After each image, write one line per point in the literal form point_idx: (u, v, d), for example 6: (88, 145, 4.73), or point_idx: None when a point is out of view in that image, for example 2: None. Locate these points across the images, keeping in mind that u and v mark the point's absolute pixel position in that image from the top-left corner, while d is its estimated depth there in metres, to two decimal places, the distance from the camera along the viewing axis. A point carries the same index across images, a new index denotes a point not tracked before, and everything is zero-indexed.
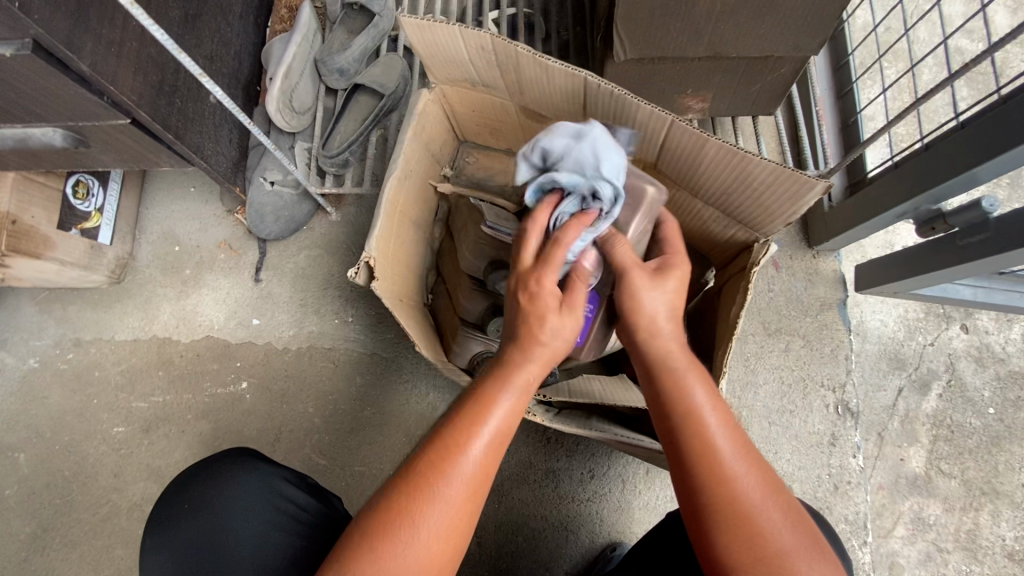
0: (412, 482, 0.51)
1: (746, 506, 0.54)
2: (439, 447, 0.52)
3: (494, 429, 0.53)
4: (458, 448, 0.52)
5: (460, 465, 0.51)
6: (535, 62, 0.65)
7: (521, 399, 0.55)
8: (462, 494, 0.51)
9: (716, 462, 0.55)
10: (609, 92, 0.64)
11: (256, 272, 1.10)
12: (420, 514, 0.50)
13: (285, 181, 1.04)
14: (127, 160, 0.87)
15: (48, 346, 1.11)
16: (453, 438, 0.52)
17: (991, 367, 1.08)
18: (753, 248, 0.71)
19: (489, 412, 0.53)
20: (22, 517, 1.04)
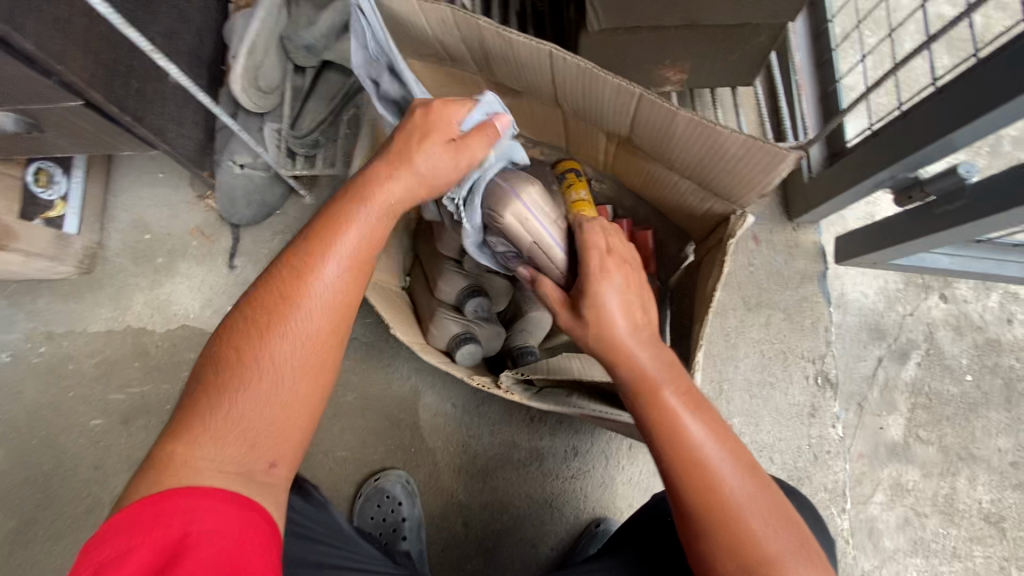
0: (244, 339, 0.49)
1: (732, 510, 0.53)
2: (269, 300, 0.50)
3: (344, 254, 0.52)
4: (296, 292, 0.50)
5: (292, 315, 0.50)
6: (498, 36, 0.62)
7: (365, 234, 0.54)
8: (300, 348, 0.50)
9: (703, 469, 0.54)
10: (575, 65, 0.61)
11: (230, 259, 1.08)
12: (254, 365, 0.49)
13: (254, 163, 1.00)
14: (87, 144, 0.84)
15: (19, 340, 1.08)
16: (298, 269, 0.51)
17: (969, 335, 1.10)
18: (730, 220, 0.70)
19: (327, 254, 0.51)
20: (3, 512, 1.03)
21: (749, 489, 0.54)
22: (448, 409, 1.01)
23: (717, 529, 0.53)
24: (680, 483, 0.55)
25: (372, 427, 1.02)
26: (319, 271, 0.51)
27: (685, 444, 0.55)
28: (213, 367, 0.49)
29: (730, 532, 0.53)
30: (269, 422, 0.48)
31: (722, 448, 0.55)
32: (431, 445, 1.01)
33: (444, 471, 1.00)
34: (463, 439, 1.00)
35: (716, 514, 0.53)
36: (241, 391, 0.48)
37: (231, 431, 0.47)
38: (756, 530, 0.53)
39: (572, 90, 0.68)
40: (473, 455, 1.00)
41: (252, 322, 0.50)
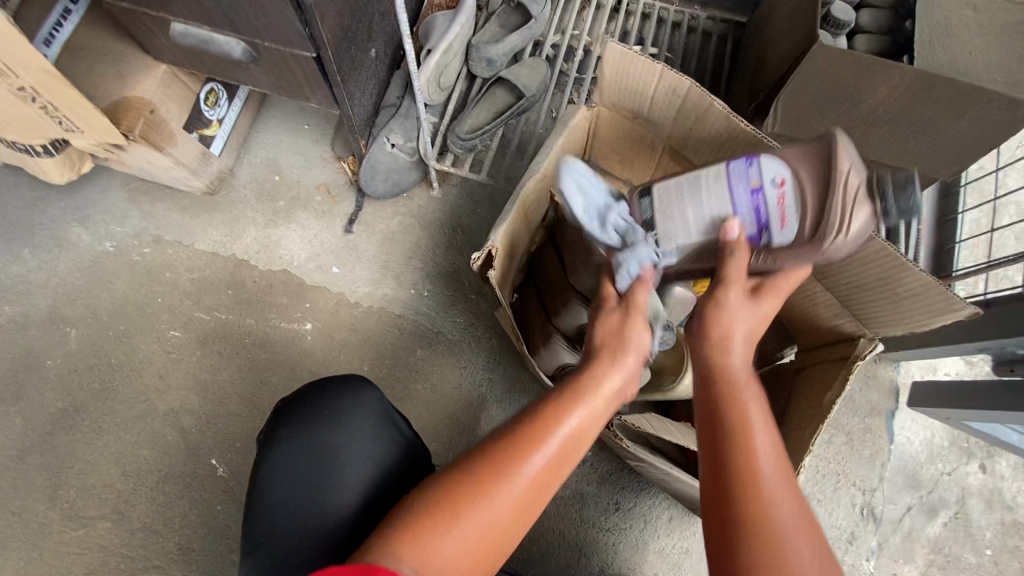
0: (474, 477, 0.53)
1: (777, 535, 0.49)
2: (510, 447, 0.54)
3: (564, 443, 0.56)
4: (535, 450, 0.54)
5: (523, 475, 0.53)
6: (722, 120, 0.69)
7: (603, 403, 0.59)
8: (526, 500, 0.53)
9: (756, 481, 0.52)
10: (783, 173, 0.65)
11: (349, 223, 1.13)
12: (472, 511, 0.51)
13: (405, 146, 1.06)
14: (281, 87, 0.89)
15: (127, 235, 1.12)
16: (522, 446, 0.54)
17: (998, 512, 1.12)
18: (858, 342, 0.74)
19: (567, 421, 0.57)
20: (58, 390, 1.05)
21: (800, 522, 0.50)
22: None
23: (750, 542, 0.49)
24: (731, 488, 0.52)
25: (433, 421, 1.04)
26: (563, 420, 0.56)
27: (751, 451, 0.54)
28: (450, 485, 0.53)
29: (770, 556, 0.48)
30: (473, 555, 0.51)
31: (782, 473, 0.53)
32: None
33: None
34: None
35: (753, 519, 0.50)
36: (442, 531, 0.50)
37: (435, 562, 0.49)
38: (800, 562, 0.48)
39: None
40: None
41: (455, 485, 0.53)
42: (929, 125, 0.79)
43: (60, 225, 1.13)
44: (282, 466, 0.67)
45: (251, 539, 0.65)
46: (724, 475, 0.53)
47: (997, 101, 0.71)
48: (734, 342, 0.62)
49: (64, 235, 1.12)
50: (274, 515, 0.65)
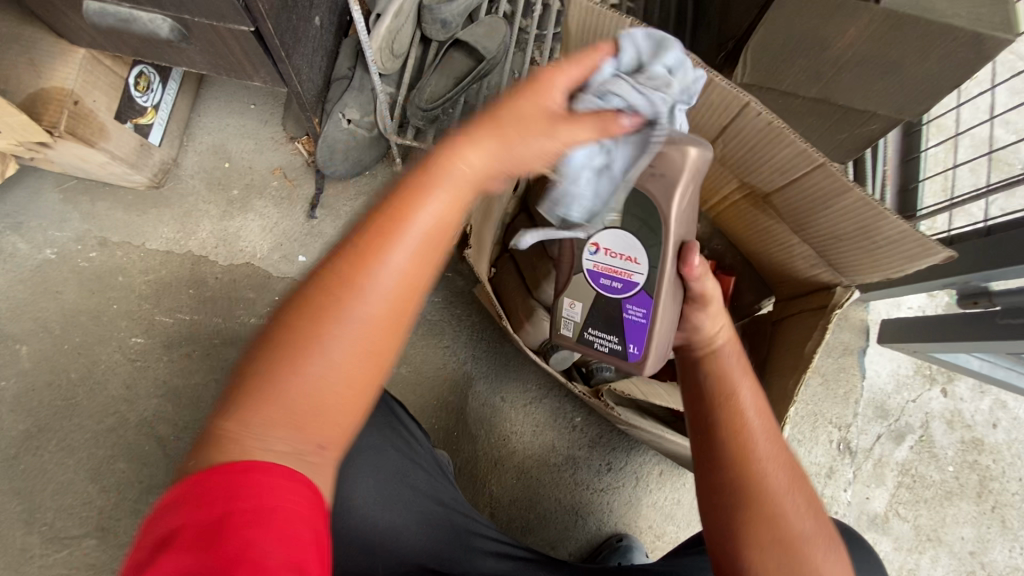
0: (298, 323, 0.39)
1: (765, 490, 0.54)
2: (344, 259, 0.39)
3: (435, 208, 0.41)
4: (360, 270, 0.39)
5: (372, 278, 0.39)
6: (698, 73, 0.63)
7: (429, 231, 0.41)
8: (381, 308, 0.39)
9: (743, 435, 0.57)
10: (766, 121, 0.61)
11: (311, 208, 1.07)
12: (326, 329, 0.38)
13: (362, 121, 1.00)
14: (220, 66, 0.82)
15: (69, 239, 1.04)
16: (338, 278, 0.39)
17: (959, 431, 1.26)
18: (835, 291, 0.75)
19: (418, 210, 0.40)
20: (15, 413, 0.98)
21: (782, 465, 0.56)
22: (497, 401, 1.04)
23: (743, 490, 0.55)
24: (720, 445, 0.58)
25: (421, 403, 1.03)
26: (381, 263, 0.39)
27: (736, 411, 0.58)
28: (259, 350, 0.39)
29: (756, 489, 0.54)
30: (325, 392, 0.39)
31: (768, 432, 0.57)
32: (473, 432, 1.03)
33: (481, 459, 1.02)
34: (506, 434, 1.04)
35: (748, 476, 0.55)
36: (265, 405, 0.38)
37: (298, 406, 0.38)
38: (787, 509, 0.54)
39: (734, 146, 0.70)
40: (512, 451, 1.03)
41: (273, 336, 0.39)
42: (897, 66, 0.78)
43: None
44: None
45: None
46: (716, 445, 0.58)
47: (961, 36, 0.70)
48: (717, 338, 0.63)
49: None
50: None
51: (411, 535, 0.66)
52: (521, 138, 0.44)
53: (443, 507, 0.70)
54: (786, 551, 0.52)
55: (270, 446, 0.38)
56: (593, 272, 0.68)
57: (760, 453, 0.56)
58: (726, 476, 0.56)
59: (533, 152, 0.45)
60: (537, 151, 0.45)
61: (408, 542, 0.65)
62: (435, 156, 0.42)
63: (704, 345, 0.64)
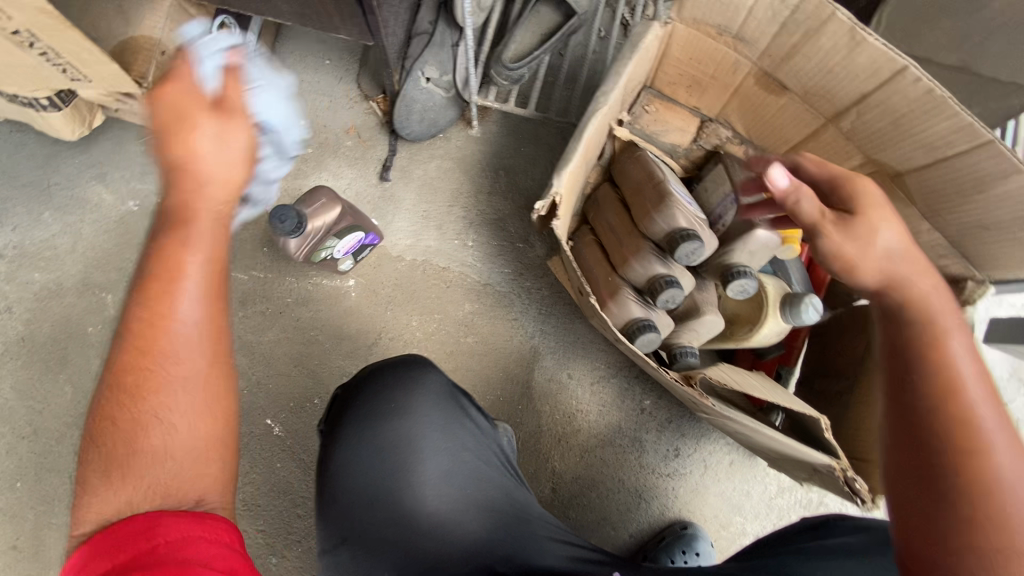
0: (115, 420, 0.51)
1: (984, 452, 0.50)
2: (133, 364, 0.52)
3: (190, 292, 0.54)
4: (154, 372, 0.52)
5: (174, 353, 0.52)
6: (847, 31, 0.55)
7: (212, 213, 0.56)
8: (190, 373, 0.53)
9: (957, 393, 0.53)
10: (926, 90, 0.54)
11: (382, 170, 1.04)
12: (158, 412, 0.51)
13: (440, 80, 0.96)
14: (308, 16, 0.78)
15: (151, 192, 1.05)
16: (134, 377, 0.51)
17: None
18: (965, 285, 0.67)
19: (180, 279, 0.54)
20: (102, 357, 1.02)
21: (1002, 430, 0.51)
22: (563, 378, 1.02)
23: (953, 448, 0.51)
24: (925, 402, 0.53)
25: (486, 374, 1.02)
26: (188, 235, 0.55)
27: (946, 364, 0.54)
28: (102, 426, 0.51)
29: (971, 455, 0.50)
30: (208, 440, 0.53)
31: (984, 393, 0.53)
32: (539, 408, 1.01)
33: (545, 435, 1.01)
34: (572, 412, 1.02)
35: (963, 435, 0.51)
36: (150, 414, 0.51)
37: (172, 455, 0.51)
38: (1007, 472, 0.50)
39: (871, 118, 0.62)
40: (577, 429, 1.01)
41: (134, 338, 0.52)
42: None
43: (77, 183, 1.06)
44: (353, 460, 0.66)
45: (331, 534, 0.65)
46: (920, 403, 0.54)
47: None
48: (891, 257, 0.57)
49: (83, 194, 1.05)
50: (349, 501, 0.65)
51: (479, 530, 0.66)
52: (181, 130, 0.55)
53: (508, 501, 0.69)
54: (1003, 510, 0.49)
55: (159, 486, 0.49)
56: (344, 252, 0.91)
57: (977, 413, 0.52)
58: (932, 428, 0.52)
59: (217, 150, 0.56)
60: (223, 150, 0.56)
61: (474, 534, 0.65)
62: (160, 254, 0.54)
63: (885, 289, 0.58)
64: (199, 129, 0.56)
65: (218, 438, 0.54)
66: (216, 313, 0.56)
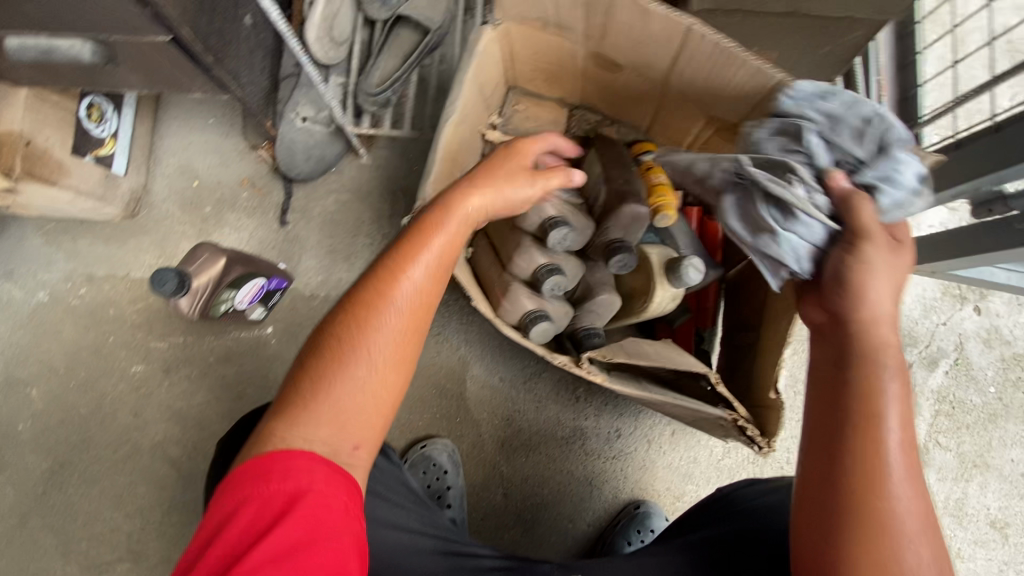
0: (317, 383, 0.54)
1: (882, 513, 0.49)
2: (327, 347, 0.55)
3: (421, 275, 0.58)
4: (374, 327, 0.56)
5: (392, 304, 0.56)
6: (635, 4, 0.57)
7: (465, 226, 0.61)
8: (399, 330, 0.57)
9: (874, 448, 0.50)
10: (714, 45, 0.57)
11: (281, 214, 1.05)
12: (349, 367, 0.55)
13: (317, 117, 0.97)
14: (157, 83, 0.80)
15: (58, 280, 1.05)
16: (359, 341, 0.55)
17: (998, 349, 1.27)
18: None
19: (406, 270, 0.57)
20: (37, 453, 1.02)
21: (912, 499, 0.49)
22: (495, 382, 1.03)
23: (851, 496, 0.50)
24: (845, 439, 0.51)
25: (419, 394, 1.02)
26: (439, 236, 0.59)
27: (869, 406, 0.51)
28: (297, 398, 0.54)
29: (863, 507, 0.49)
30: (371, 399, 0.55)
31: (905, 456, 0.50)
32: (477, 417, 1.02)
33: (488, 442, 1.01)
34: (509, 413, 1.02)
35: (859, 484, 0.50)
36: (323, 387, 0.54)
37: (346, 410, 0.54)
38: (909, 541, 0.49)
39: (691, 78, 0.65)
40: (517, 429, 1.02)
41: (368, 307, 0.56)
42: None
43: None
44: None
45: None
46: (841, 437, 0.52)
47: None
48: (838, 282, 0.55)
49: None
50: None
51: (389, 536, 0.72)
52: None
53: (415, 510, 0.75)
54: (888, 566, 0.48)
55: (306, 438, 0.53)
56: (249, 301, 0.93)
57: (899, 490, 0.49)
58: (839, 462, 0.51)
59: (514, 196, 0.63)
60: None
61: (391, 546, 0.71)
62: (370, 286, 0.57)
63: (855, 316, 0.53)
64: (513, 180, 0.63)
65: (391, 401, 0.57)
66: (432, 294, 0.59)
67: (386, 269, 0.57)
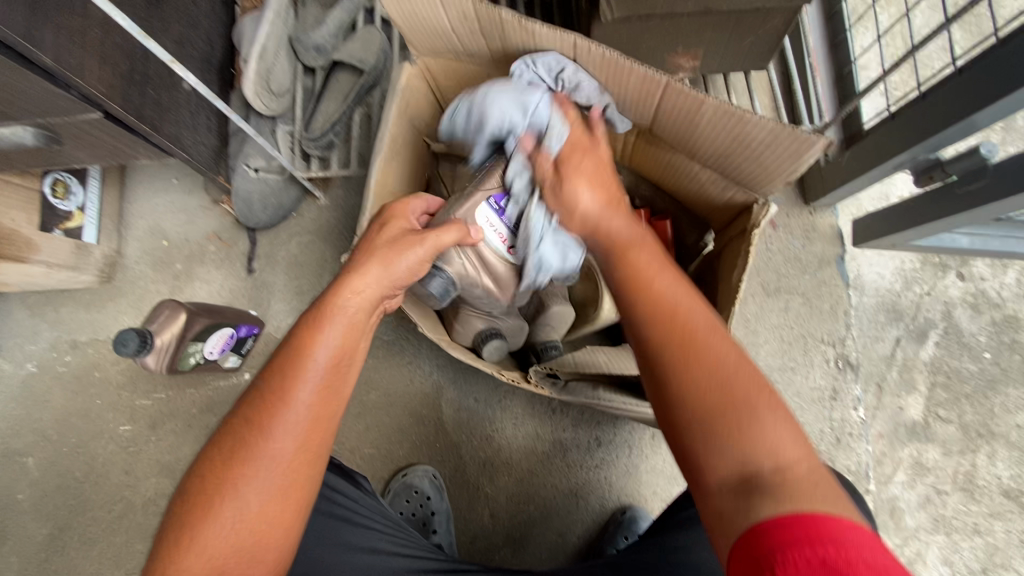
0: (194, 505, 0.50)
1: (732, 402, 0.46)
2: (215, 467, 0.51)
3: (313, 380, 0.53)
4: (254, 448, 0.51)
5: (282, 419, 0.52)
6: (519, 25, 0.60)
7: (362, 314, 0.57)
8: (291, 447, 0.52)
9: (687, 341, 0.49)
10: (600, 54, 0.59)
11: (248, 262, 1.09)
12: (230, 497, 0.50)
13: (269, 168, 1.00)
14: (104, 155, 0.84)
15: (44, 349, 1.10)
16: (240, 453, 0.51)
17: (987, 313, 1.16)
18: (753, 209, 0.69)
19: (292, 393, 0.52)
20: (38, 519, 1.05)
21: (740, 364, 0.48)
22: (471, 403, 1.03)
23: (702, 405, 0.46)
24: (662, 353, 0.49)
25: (397, 424, 1.03)
26: (321, 342, 0.55)
27: (656, 309, 0.51)
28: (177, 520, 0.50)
29: (732, 411, 0.45)
30: (255, 530, 0.50)
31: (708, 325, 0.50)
32: (455, 440, 1.02)
33: (469, 464, 1.01)
34: (488, 434, 1.02)
35: (695, 393, 0.47)
36: (218, 507, 0.49)
37: (219, 549, 0.49)
38: (762, 411, 0.45)
39: (596, 89, 0.66)
40: (498, 448, 1.01)
41: (239, 435, 0.52)
42: None
43: None
44: None
45: None
46: (656, 358, 0.50)
47: None
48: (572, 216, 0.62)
49: None
50: None
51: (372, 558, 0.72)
52: None
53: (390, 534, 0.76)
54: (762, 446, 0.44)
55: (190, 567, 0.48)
56: (220, 350, 0.96)
57: (712, 354, 0.48)
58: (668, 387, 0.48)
59: (407, 271, 0.60)
60: None
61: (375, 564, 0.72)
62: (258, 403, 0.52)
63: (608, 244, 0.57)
64: (413, 254, 0.59)
65: (287, 520, 0.52)
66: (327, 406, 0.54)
67: (275, 378, 0.53)
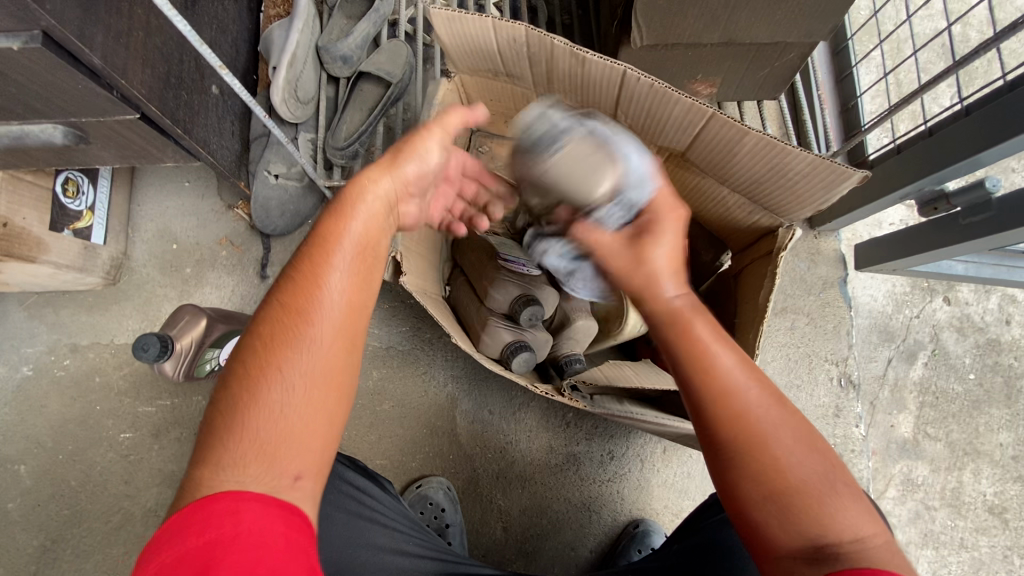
0: (229, 412, 0.43)
1: (798, 486, 0.46)
2: (248, 361, 0.45)
3: (346, 257, 0.48)
4: (292, 332, 0.45)
5: (322, 297, 0.46)
6: (571, 54, 0.63)
7: (385, 202, 0.52)
8: (334, 325, 0.46)
9: (749, 422, 0.48)
10: (648, 85, 0.62)
11: (262, 268, 1.07)
12: (273, 380, 0.44)
13: (289, 173, 1.00)
14: (128, 155, 0.83)
15: (42, 352, 1.06)
16: (282, 333, 0.45)
17: (972, 336, 1.22)
18: (778, 233, 0.72)
19: (327, 268, 0.47)
20: (28, 531, 1.00)
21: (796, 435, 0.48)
22: (486, 416, 1.03)
23: (767, 486, 0.46)
24: (723, 433, 0.48)
25: (411, 434, 1.02)
26: (355, 211, 0.50)
27: (713, 380, 0.49)
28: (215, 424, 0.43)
29: (791, 497, 0.46)
30: (301, 418, 0.43)
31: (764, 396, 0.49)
32: (469, 452, 1.02)
33: (482, 477, 1.01)
34: (502, 446, 1.02)
35: (766, 474, 0.47)
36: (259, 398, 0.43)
37: (274, 440, 0.42)
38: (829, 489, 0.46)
39: (637, 116, 0.69)
40: (511, 461, 1.02)
41: (275, 320, 0.45)
42: None
43: None
44: None
45: None
46: (715, 437, 0.49)
47: None
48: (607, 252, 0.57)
49: None
50: None
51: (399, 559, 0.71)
52: None
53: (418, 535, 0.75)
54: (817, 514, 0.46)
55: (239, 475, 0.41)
56: None
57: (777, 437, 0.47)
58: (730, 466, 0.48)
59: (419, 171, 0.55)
60: None
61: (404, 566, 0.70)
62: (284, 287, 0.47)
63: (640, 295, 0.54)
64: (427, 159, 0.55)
65: (334, 403, 0.45)
66: (364, 285, 0.49)
67: (304, 260, 0.48)
